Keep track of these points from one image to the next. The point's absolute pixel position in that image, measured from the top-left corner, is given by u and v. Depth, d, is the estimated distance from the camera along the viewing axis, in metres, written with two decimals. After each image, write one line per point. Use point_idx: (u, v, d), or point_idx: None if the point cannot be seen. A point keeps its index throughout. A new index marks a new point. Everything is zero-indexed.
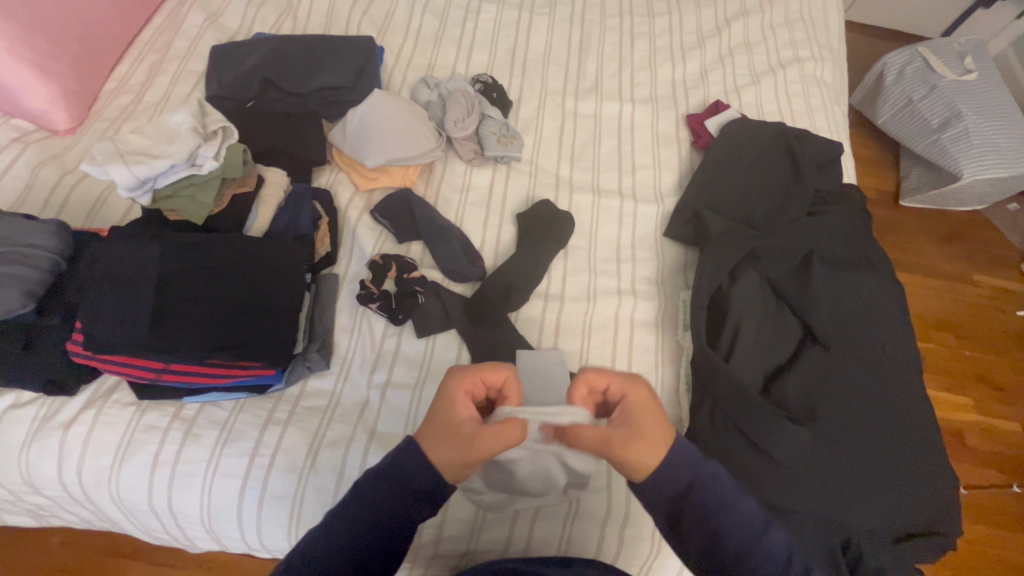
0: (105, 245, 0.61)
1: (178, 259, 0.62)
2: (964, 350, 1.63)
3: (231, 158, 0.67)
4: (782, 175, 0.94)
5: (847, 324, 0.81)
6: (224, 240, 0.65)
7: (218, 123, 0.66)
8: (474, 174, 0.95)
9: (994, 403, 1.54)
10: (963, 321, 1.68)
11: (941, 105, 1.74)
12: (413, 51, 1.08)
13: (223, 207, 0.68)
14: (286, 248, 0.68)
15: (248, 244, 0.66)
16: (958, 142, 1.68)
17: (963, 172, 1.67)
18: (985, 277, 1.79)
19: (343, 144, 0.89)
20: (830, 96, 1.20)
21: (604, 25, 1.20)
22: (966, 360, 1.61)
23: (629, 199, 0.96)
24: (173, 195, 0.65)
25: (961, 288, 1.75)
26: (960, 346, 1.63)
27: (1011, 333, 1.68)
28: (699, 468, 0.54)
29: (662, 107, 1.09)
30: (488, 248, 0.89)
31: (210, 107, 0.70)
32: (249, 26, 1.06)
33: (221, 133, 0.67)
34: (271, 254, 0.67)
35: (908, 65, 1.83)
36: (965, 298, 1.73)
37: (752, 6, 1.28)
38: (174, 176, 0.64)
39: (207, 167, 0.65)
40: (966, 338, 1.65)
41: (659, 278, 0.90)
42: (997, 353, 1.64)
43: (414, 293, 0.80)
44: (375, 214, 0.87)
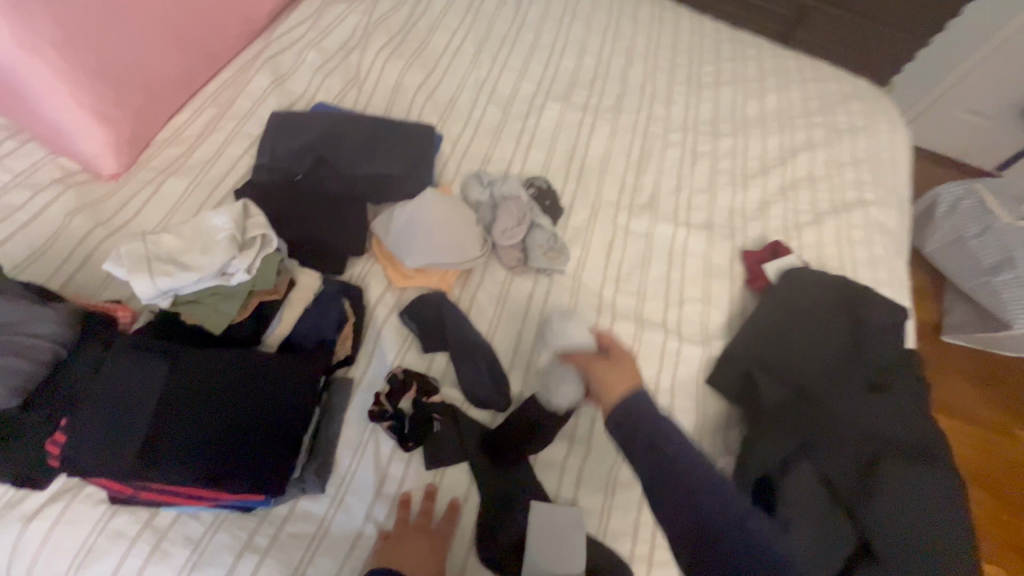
0: (108, 357, 0.56)
1: (184, 374, 0.57)
2: (1006, 515, 1.49)
3: (264, 271, 0.62)
4: (842, 338, 0.88)
5: (914, 535, 0.70)
6: (238, 355, 0.60)
7: (256, 235, 0.60)
8: (514, 284, 0.90)
9: None
10: (1006, 482, 1.55)
11: (995, 249, 1.66)
12: (471, 141, 1.06)
13: (246, 318, 0.63)
14: (301, 368, 0.62)
15: (263, 360, 0.61)
16: (1012, 290, 1.60)
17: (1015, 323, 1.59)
18: None
19: (385, 237, 0.85)
20: (894, 246, 1.14)
21: (666, 138, 1.17)
22: (1009, 529, 1.46)
23: (673, 336, 0.90)
24: (195, 302, 0.59)
25: (1005, 442, 1.63)
26: (1001, 510, 1.49)
27: None
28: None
29: (718, 236, 1.04)
30: (517, 369, 0.83)
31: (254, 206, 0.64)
32: (313, 94, 1.05)
33: (259, 241, 0.61)
34: (285, 373, 0.61)
35: (962, 201, 1.75)
36: (1010, 455, 1.60)
37: (819, 139, 1.25)
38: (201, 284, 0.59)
39: (238, 279, 0.60)
40: (1011, 506, 1.51)
41: (697, 432, 0.82)
42: None
43: (431, 418, 0.74)
44: (404, 316, 0.82)
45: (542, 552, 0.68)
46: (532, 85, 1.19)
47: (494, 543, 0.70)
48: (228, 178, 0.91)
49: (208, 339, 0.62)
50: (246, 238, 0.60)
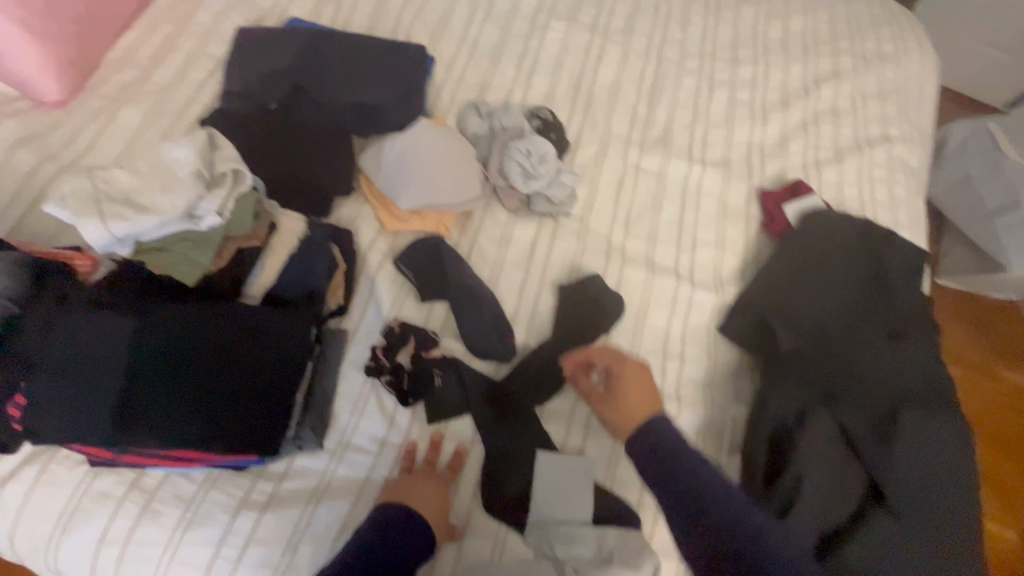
0: (65, 315, 0.49)
1: (155, 333, 0.51)
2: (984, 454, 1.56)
3: (240, 212, 0.55)
4: (861, 285, 0.84)
5: (926, 483, 0.69)
6: (216, 309, 0.54)
7: (228, 169, 0.53)
8: (517, 227, 0.83)
9: None
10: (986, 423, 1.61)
11: (1001, 190, 1.63)
12: (466, 66, 0.94)
13: (223, 264, 0.57)
14: (288, 322, 0.56)
15: (245, 314, 0.55)
16: (1014, 230, 1.58)
17: (1010, 264, 1.58)
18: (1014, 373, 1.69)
19: (376, 175, 0.76)
20: (914, 186, 1.08)
21: (682, 65, 1.06)
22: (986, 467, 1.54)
23: (686, 282, 0.85)
24: (161, 250, 0.51)
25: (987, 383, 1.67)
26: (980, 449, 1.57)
27: None
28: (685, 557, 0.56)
29: (735, 175, 0.97)
30: (521, 319, 0.78)
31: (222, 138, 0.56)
32: (285, 7, 0.91)
33: (230, 176, 0.54)
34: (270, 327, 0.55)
35: (971, 138, 1.73)
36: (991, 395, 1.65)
37: (845, 67, 1.15)
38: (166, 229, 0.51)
39: (209, 222, 0.52)
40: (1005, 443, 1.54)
41: (707, 381, 0.79)
42: None
43: (431, 374, 0.70)
44: (399, 262, 0.75)
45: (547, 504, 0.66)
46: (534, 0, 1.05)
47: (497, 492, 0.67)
48: (192, 105, 0.80)
49: (178, 292, 0.56)
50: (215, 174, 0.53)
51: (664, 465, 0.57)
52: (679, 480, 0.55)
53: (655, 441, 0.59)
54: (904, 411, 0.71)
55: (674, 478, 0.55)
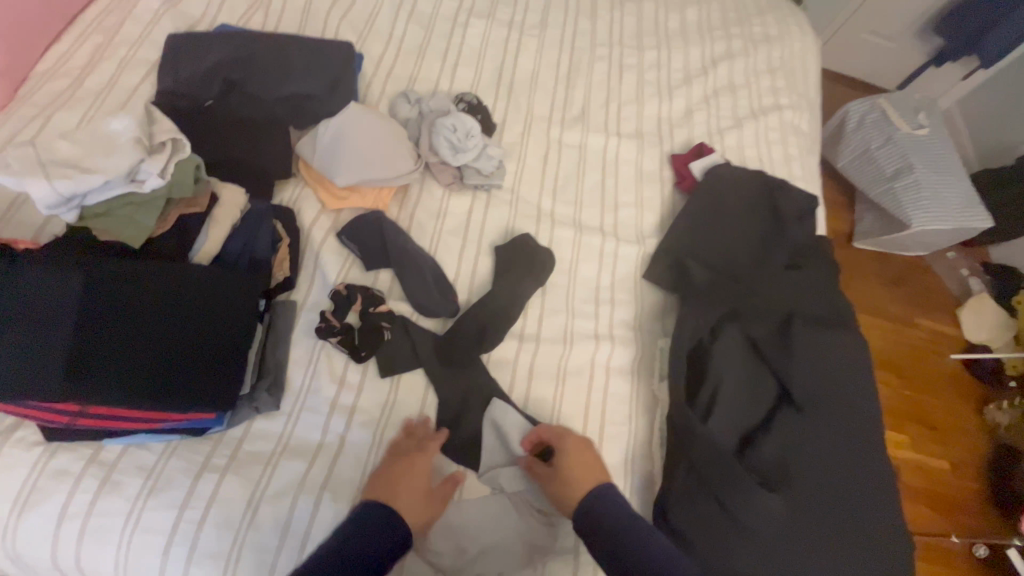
0: (8, 274, 0.51)
1: (106, 289, 0.54)
2: (905, 392, 1.80)
3: (179, 178, 0.60)
4: (762, 226, 0.95)
5: (827, 381, 0.80)
6: (166, 269, 0.58)
7: (166, 139, 0.58)
8: (452, 200, 0.90)
9: (930, 446, 1.72)
10: (904, 364, 1.86)
11: (895, 156, 1.86)
12: (394, 61, 1.02)
13: (166, 228, 0.61)
14: (237, 284, 0.62)
15: (194, 274, 0.59)
16: (909, 193, 1.82)
17: (912, 221, 1.79)
18: (926, 320, 1.97)
19: (312, 157, 0.81)
20: (806, 146, 1.22)
21: (593, 53, 1.18)
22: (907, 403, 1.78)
23: (610, 237, 0.94)
24: (105, 214, 0.57)
25: (904, 330, 1.93)
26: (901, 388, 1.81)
27: (947, 376, 1.87)
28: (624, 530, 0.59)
29: (647, 144, 1.08)
30: (462, 281, 0.84)
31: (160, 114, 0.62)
32: (214, 15, 0.96)
33: (169, 146, 0.58)
34: (221, 287, 0.61)
35: (868, 114, 1.93)
36: (908, 341, 1.91)
37: (737, 48, 1.30)
38: (109, 193, 0.57)
39: (150, 185, 0.58)
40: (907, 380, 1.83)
41: (636, 322, 0.88)
42: (931, 396, 1.82)
43: (380, 328, 0.74)
44: (342, 236, 0.81)
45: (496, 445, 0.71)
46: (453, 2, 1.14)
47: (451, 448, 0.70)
48: (127, 107, 0.83)
49: (122, 253, 0.58)
50: (155, 143, 0.58)
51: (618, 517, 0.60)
52: (605, 515, 0.60)
53: (608, 521, 0.60)
54: (796, 317, 0.82)
55: (610, 528, 0.60)
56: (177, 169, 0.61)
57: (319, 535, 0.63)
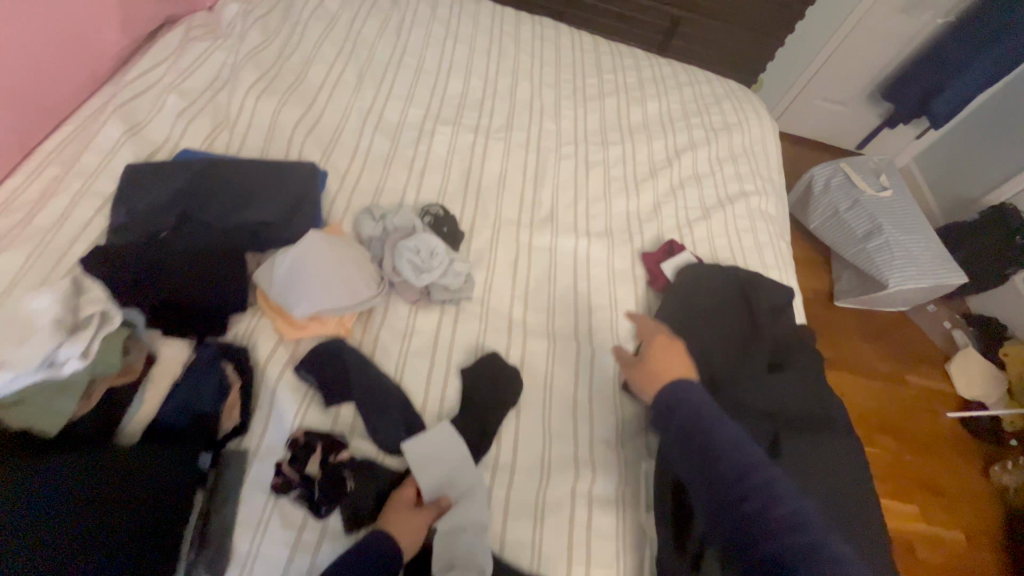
0: None
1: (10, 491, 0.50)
2: (903, 454, 1.79)
3: (103, 355, 0.60)
4: (738, 326, 0.93)
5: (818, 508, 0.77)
6: (81, 457, 0.55)
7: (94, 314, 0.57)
8: (419, 317, 0.87)
9: (936, 512, 1.69)
10: (899, 423, 1.86)
11: (864, 218, 1.95)
12: (360, 174, 1.02)
13: (90, 406, 0.60)
14: (163, 455, 0.60)
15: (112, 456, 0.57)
16: (881, 253, 1.89)
17: (889, 281, 1.86)
18: (915, 377, 2.00)
19: (270, 289, 0.78)
20: (776, 231, 1.24)
21: (559, 152, 1.20)
22: (907, 465, 1.77)
23: (585, 346, 0.91)
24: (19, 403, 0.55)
25: (895, 388, 1.95)
26: (899, 449, 1.80)
27: (942, 435, 1.87)
28: (704, 413, 0.64)
29: (618, 242, 1.07)
30: (430, 409, 0.79)
31: (85, 283, 0.61)
32: (176, 140, 0.96)
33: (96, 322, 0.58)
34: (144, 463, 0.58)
35: (833, 178, 2.04)
36: (900, 400, 1.92)
37: (699, 138, 1.34)
38: (23, 382, 0.54)
39: (70, 368, 0.56)
40: (905, 443, 1.82)
41: (617, 439, 0.83)
42: (931, 457, 1.81)
43: (342, 476, 0.68)
44: (300, 369, 0.75)
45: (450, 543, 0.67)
46: (420, 110, 1.17)
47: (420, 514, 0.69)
48: (76, 243, 0.80)
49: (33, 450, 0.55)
50: (78, 321, 0.57)
51: (691, 432, 0.63)
52: (682, 411, 0.64)
53: (677, 421, 0.64)
54: (783, 439, 0.81)
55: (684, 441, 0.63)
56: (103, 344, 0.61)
57: None
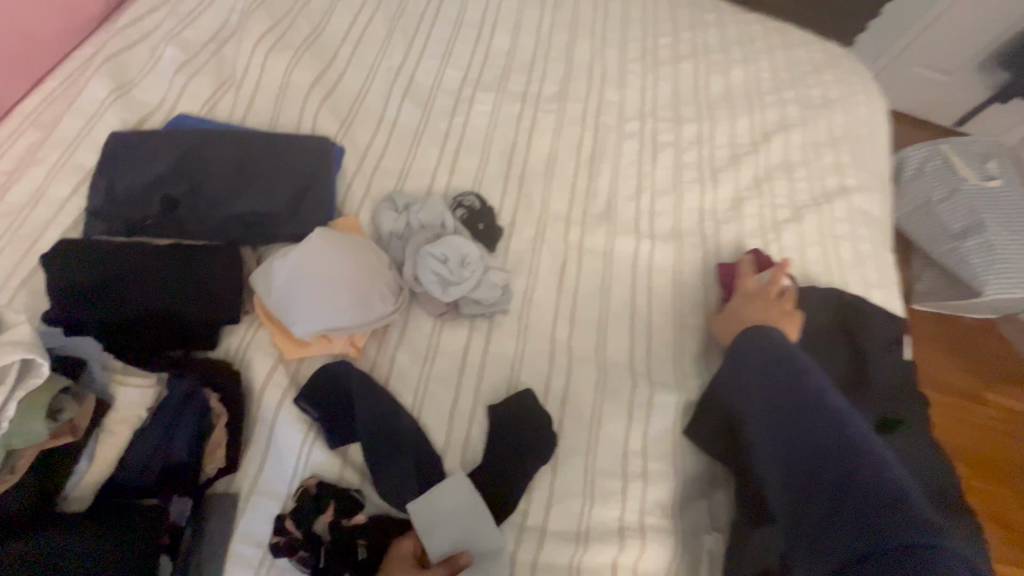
0: None
1: None
2: (1007, 481, 1.52)
3: (23, 418, 0.46)
4: (832, 370, 0.76)
5: None
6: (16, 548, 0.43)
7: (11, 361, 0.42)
8: (444, 335, 0.72)
9: None
10: (1003, 444, 1.58)
11: (963, 211, 1.61)
12: (383, 151, 0.85)
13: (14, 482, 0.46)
14: (121, 540, 0.47)
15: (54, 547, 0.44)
16: (980, 256, 1.57)
17: (985, 291, 1.56)
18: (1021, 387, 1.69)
19: (267, 298, 0.64)
20: (880, 238, 1.01)
21: (622, 129, 1.00)
22: (1013, 495, 1.50)
23: (642, 379, 0.75)
24: None
25: (997, 401, 1.65)
26: (1002, 475, 1.52)
27: None
28: (774, 352, 0.63)
29: (687, 247, 0.89)
30: (451, 451, 0.66)
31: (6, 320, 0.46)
32: (173, 103, 0.82)
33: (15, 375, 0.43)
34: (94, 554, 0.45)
35: (928, 162, 1.68)
36: (1003, 415, 1.63)
37: (792, 117, 1.10)
38: None
39: None
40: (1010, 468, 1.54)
41: (674, 503, 0.68)
42: None
43: (355, 542, 0.57)
44: (301, 401, 0.63)
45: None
46: (458, 72, 0.98)
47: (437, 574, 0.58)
48: (50, 229, 0.68)
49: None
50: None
51: (773, 364, 0.62)
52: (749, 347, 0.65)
53: (755, 352, 0.64)
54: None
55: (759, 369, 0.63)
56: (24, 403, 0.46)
57: None
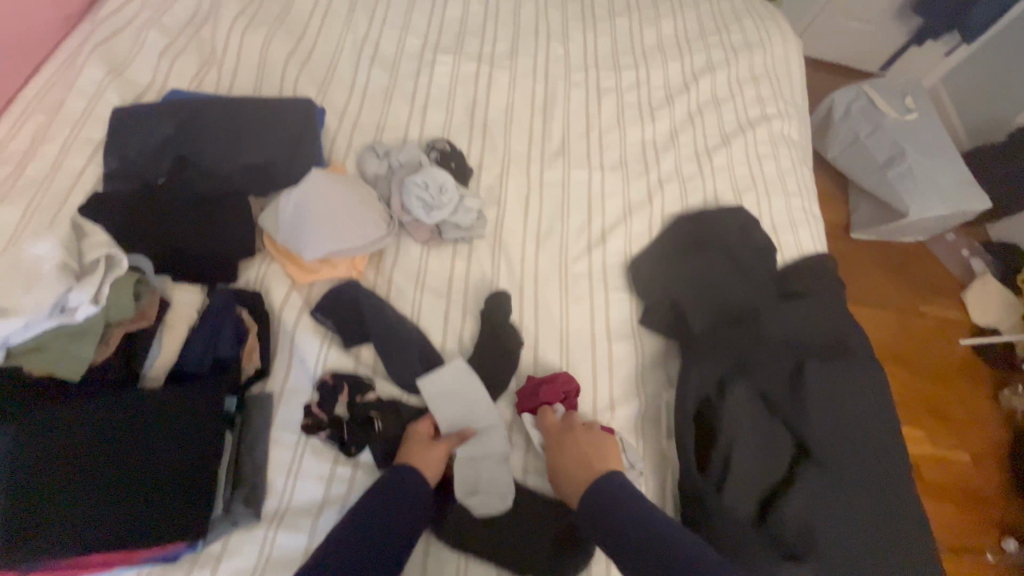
0: None
1: (44, 438, 0.51)
2: (918, 382, 1.74)
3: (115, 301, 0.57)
4: (757, 262, 0.90)
5: (850, 432, 0.74)
6: (114, 400, 0.55)
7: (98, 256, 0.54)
8: (432, 258, 0.84)
9: (949, 434, 1.66)
10: (918, 351, 1.79)
11: (887, 144, 1.82)
12: (359, 110, 0.96)
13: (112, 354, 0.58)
14: (193, 399, 0.58)
15: (145, 400, 0.56)
16: (903, 181, 1.77)
17: (909, 210, 1.75)
18: (933, 306, 1.88)
19: (276, 233, 0.76)
20: (798, 157, 1.17)
21: (569, 79, 1.12)
22: (921, 392, 1.73)
23: (600, 283, 0.89)
24: (35, 351, 0.52)
25: (913, 318, 1.85)
26: (915, 378, 1.74)
27: (960, 363, 1.79)
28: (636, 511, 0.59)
29: (633, 174, 1.02)
30: (448, 348, 0.78)
31: (89, 225, 0.57)
32: (163, 81, 0.90)
33: (103, 265, 0.54)
34: (174, 407, 0.57)
35: (854, 103, 1.89)
36: (917, 329, 1.83)
37: (718, 60, 1.25)
38: (36, 330, 0.52)
39: (81, 314, 0.52)
40: (919, 370, 1.76)
41: (637, 374, 0.82)
42: (946, 383, 1.75)
43: (369, 417, 0.69)
44: (317, 314, 0.74)
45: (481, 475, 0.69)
46: (419, 39, 1.09)
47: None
48: (74, 193, 0.77)
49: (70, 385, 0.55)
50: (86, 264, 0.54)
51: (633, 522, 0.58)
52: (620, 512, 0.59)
53: (614, 517, 0.59)
54: (810, 366, 0.76)
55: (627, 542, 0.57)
56: (114, 288, 0.58)
57: None
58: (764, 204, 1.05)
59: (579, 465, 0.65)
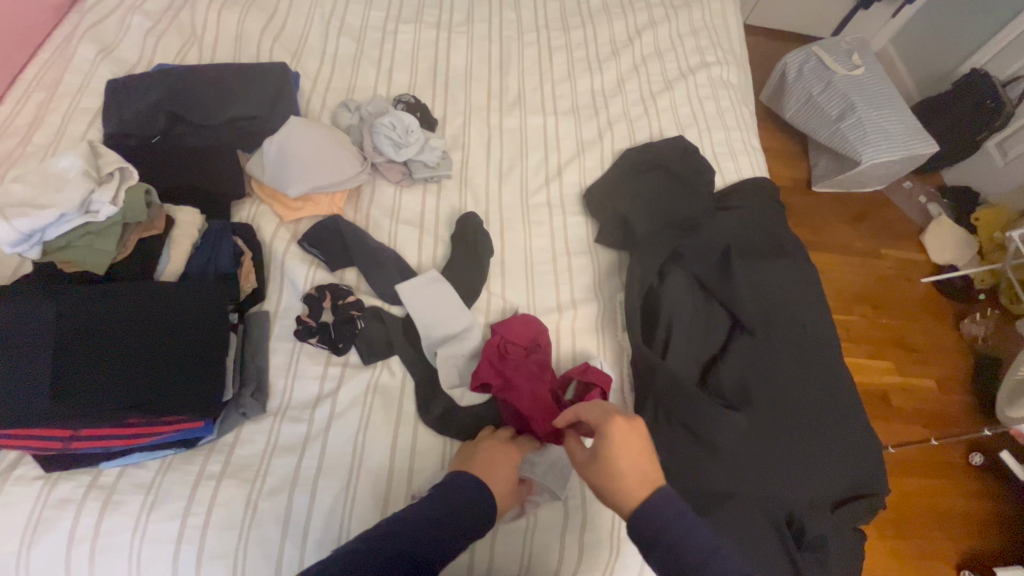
0: None
1: (77, 315, 0.60)
2: (880, 319, 1.73)
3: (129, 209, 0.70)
4: (697, 181, 1.00)
5: (775, 309, 0.86)
6: (133, 288, 0.64)
7: (113, 168, 0.68)
8: (405, 196, 0.94)
9: (911, 365, 1.65)
10: (878, 292, 1.78)
11: (837, 98, 1.79)
12: (331, 75, 1.06)
13: (127, 253, 0.69)
14: (202, 294, 0.68)
15: (164, 290, 0.65)
16: (856, 132, 1.75)
17: (861, 158, 1.73)
18: (891, 250, 1.87)
19: (263, 175, 0.85)
20: (737, 97, 1.28)
21: (522, 40, 1.23)
22: (884, 329, 1.71)
23: (558, 211, 0.99)
24: (68, 245, 0.65)
25: (871, 262, 1.84)
26: (876, 316, 1.73)
27: (920, 303, 1.78)
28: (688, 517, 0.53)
29: (584, 117, 1.13)
30: (424, 267, 0.88)
31: (103, 150, 0.71)
32: (150, 58, 1.00)
33: (117, 175, 0.69)
34: (186, 298, 0.66)
35: (806, 63, 1.86)
36: (876, 271, 1.82)
37: (659, 16, 1.36)
38: (67, 226, 0.65)
39: (105, 213, 0.66)
40: (880, 307, 1.75)
41: (594, 283, 0.92)
42: (907, 319, 1.74)
43: (352, 318, 0.78)
44: (304, 243, 0.84)
45: (461, 365, 0.78)
46: (381, 12, 1.19)
47: (419, 345, 0.80)
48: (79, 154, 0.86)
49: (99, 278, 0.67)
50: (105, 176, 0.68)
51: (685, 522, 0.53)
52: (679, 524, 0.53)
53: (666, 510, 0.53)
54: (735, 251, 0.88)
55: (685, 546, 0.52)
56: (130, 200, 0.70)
57: (318, 519, 0.66)
58: (704, 138, 1.16)
59: (635, 459, 0.55)
